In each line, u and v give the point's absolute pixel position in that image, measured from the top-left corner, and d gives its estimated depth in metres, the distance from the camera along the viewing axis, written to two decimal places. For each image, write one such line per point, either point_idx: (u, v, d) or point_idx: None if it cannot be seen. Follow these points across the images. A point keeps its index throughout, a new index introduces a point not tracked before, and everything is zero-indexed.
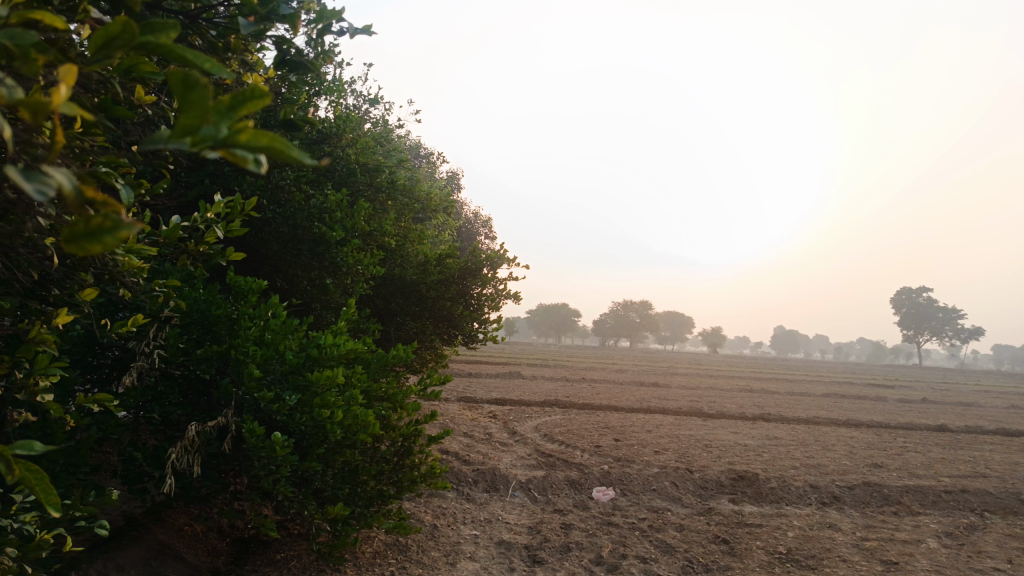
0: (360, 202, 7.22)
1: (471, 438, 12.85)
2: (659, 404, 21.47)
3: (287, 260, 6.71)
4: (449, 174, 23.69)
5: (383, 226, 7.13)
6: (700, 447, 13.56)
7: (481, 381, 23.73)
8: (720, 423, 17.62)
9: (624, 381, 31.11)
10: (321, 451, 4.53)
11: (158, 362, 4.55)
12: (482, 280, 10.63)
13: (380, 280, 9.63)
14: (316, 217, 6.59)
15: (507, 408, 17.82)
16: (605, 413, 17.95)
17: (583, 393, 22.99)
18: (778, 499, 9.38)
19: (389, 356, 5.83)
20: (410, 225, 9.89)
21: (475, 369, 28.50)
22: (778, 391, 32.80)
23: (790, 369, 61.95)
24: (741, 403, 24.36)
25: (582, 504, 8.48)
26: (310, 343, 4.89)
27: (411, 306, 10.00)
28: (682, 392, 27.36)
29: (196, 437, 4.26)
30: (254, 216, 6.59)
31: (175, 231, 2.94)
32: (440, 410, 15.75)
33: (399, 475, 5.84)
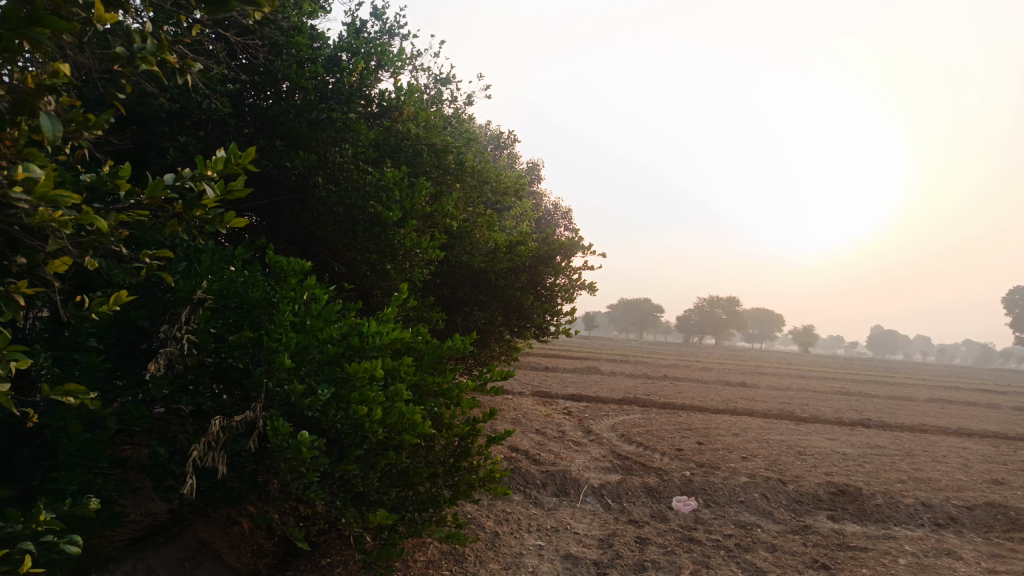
0: (421, 181, 6.71)
1: (543, 435, 12.26)
2: (746, 405, 20.25)
3: (342, 241, 6.27)
4: (529, 165, 23.11)
5: (445, 207, 6.59)
6: (792, 454, 12.49)
7: (557, 377, 23.07)
8: (814, 428, 16.36)
9: (709, 379, 29.79)
10: (359, 453, 4.00)
11: (189, 348, 4.15)
12: (555, 269, 10.06)
13: (448, 268, 9.13)
14: (372, 196, 6.11)
15: (584, 404, 17.13)
16: (688, 413, 16.97)
17: (664, 392, 21.97)
18: (884, 518, 8.35)
19: (445, 349, 5.28)
20: (480, 210, 9.35)
21: (553, 364, 27.89)
22: (877, 395, 30.66)
23: (888, 371, 58.36)
24: (837, 407, 22.77)
25: (660, 515, 7.73)
26: (352, 331, 4.38)
27: (479, 296, 9.47)
28: (772, 394, 25.90)
29: (220, 433, 3.81)
30: (308, 195, 6.17)
31: (161, 189, 2.45)
32: (514, 405, 15.23)
33: (455, 480, 5.28)
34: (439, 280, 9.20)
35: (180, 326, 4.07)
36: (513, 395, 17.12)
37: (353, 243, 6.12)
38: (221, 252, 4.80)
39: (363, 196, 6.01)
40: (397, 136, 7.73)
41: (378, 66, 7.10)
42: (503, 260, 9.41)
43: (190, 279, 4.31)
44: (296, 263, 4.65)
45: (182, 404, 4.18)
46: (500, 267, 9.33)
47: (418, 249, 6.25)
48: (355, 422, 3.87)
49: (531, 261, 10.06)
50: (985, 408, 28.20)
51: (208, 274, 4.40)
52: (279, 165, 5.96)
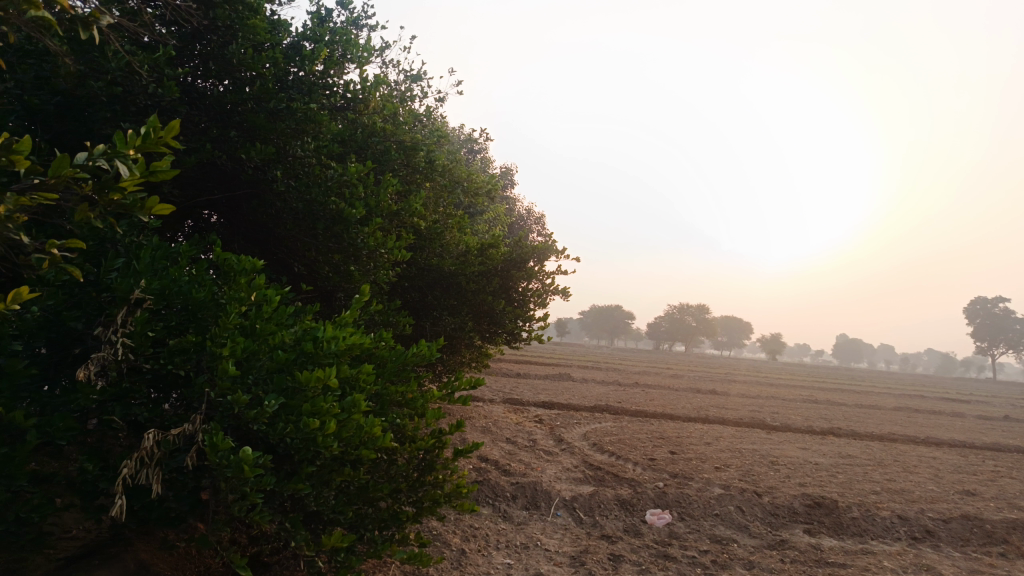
0: (387, 178, 6.36)
1: (514, 444, 11.94)
2: (717, 413, 20.13)
3: (302, 240, 5.89)
4: (503, 169, 22.85)
5: (413, 206, 6.24)
6: (765, 464, 12.32)
7: (528, 383, 22.78)
8: (786, 437, 16.28)
9: (681, 387, 29.74)
10: (311, 470, 3.64)
11: (124, 354, 3.76)
12: (528, 273, 9.76)
13: (416, 270, 8.77)
14: (334, 192, 5.75)
15: (555, 412, 16.85)
16: (659, 422, 16.78)
17: (636, 399, 21.78)
18: (861, 531, 8.18)
19: (410, 355, 4.94)
20: (451, 210, 9.01)
21: (525, 370, 27.60)
22: (845, 403, 30.88)
23: (855, 379, 59.08)
24: (807, 415, 22.80)
25: (634, 530, 7.45)
26: (306, 336, 4.02)
27: (449, 300, 9.13)
28: (743, 402, 25.91)
29: (154, 448, 3.42)
30: (265, 191, 5.78)
31: (66, 166, 2.12)
32: (484, 412, 14.89)
33: (418, 496, 4.92)
34: (407, 283, 8.83)
35: (115, 328, 3.68)
36: (483, 402, 16.78)
37: (313, 242, 5.73)
38: (165, 249, 4.41)
39: (325, 192, 5.64)
40: (364, 131, 7.37)
41: (344, 57, 6.74)
42: (474, 263, 9.08)
43: (127, 277, 3.91)
44: (248, 261, 4.29)
45: (114, 415, 3.77)
46: (471, 270, 9.00)
47: (383, 249, 5.89)
48: (307, 437, 3.51)
49: (502, 264, 9.74)
50: (950, 416, 28.54)
51: (147, 273, 4.00)
52: (235, 158, 5.57)
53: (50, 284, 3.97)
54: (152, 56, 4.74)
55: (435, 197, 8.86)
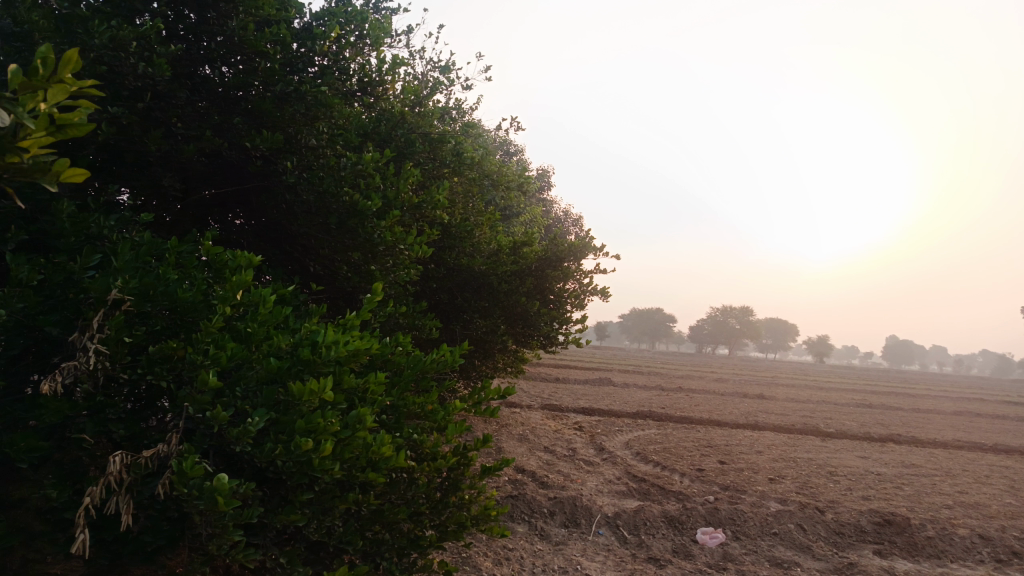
0: (408, 167, 5.83)
1: (552, 454, 11.34)
2: (767, 419, 19.21)
3: (313, 236, 5.37)
4: (540, 170, 22.31)
5: (436, 198, 5.69)
6: (822, 474, 11.50)
7: (568, 388, 22.12)
8: (842, 445, 15.34)
9: (726, 391, 28.73)
10: (306, 498, 3.10)
11: (98, 363, 3.26)
12: (564, 273, 9.18)
13: (444, 271, 8.26)
14: (348, 182, 5.23)
15: (596, 418, 16.19)
16: (706, 428, 16.00)
17: (680, 404, 20.96)
18: (938, 553, 7.36)
19: (429, 360, 4.37)
20: (481, 207, 8.47)
21: (565, 374, 26.96)
22: (901, 407, 29.45)
23: (908, 382, 56.88)
24: (863, 421, 21.69)
25: (683, 551, 6.79)
26: (305, 341, 3.47)
27: (481, 302, 8.59)
28: (793, 406, 24.86)
29: (123, 474, 2.91)
30: (274, 183, 5.30)
31: None
32: (522, 420, 14.32)
33: (441, 520, 4.35)
34: (435, 284, 8.32)
35: (89, 333, 3.18)
36: (521, 409, 16.21)
37: (326, 237, 5.21)
38: (153, 245, 3.92)
39: (338, 181, 5.12)
40: (387, 122, 6.88)
41: (362, 42, 6.26)
42: (506, 263, 8.52)
43: (105, 276, 3.43)
44: (243, 257, 3.77)
45: (86, 433, 3.27)
46: (503, 270, 8.44)
47: (403, 244, 5.35)
48: (300, 460, 2.97)
49: (537, 263, 9.16)
50: (1016, 421, 26.97)
51: (128, 271, 3.51)
52: (239, 147, 5.09)
53: (22, 285, 3.51)
54: (141, 32, 4.28)
55: (463, 192, 8.32)
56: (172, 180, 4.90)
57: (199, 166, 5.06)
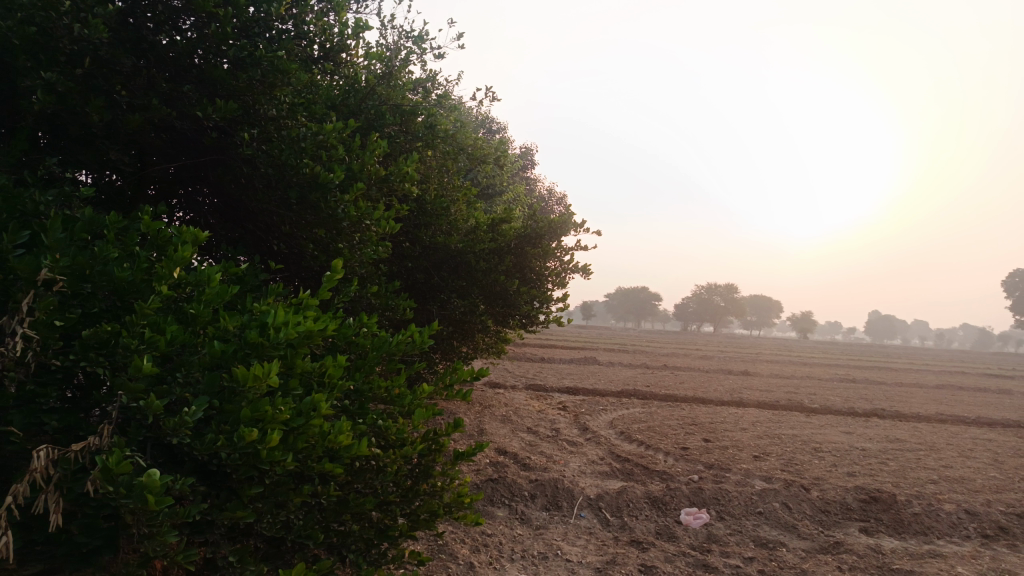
0: (375, 139, 5.53)
1: (535, 434, 11.15)
2: (752, 396, 19.15)
3: (274, 213, 5.08)
4: (522, 148, 21.94)
5: (404, 170, 5.40)
6: (807, 451, 11.41)
7: (552, 368, 21.97)
8: (827, 420, 15.29)
9: (711, 368, 28.72)
10: (255, 492, 2.85)
11: (25, 350, 2.98)
12: (544, 250, 8.92)
13: (420, 249, 7.99)
14: (309, 154, 4.93)
15: (580, 398, 16.03)
16: (691, 406, 15.89)
17: (665, 382, 20.87)
18: (924, 529, 7.25)
19: (396, 340, 4.12)
20: (457, 182, 8.18)
21: (549, 354, 26.80)
22: (884, 382, 29.57)
23: (891, 356, 57.38)
24: (847, 396, 21.71)
25: (667, 532, 6.63)
26: (254, 322, 3.20)
27: (458, 281, 8.33)
28: (778, 383, 24.86)
29: (49, 471, 2.65)
30: (231, 156, 4.99)
31: None
32: (506, 400, 14.13)
33: (412, 509, 4.12)
34: (411, 263, 8.04)
35: (18, 317, 2.86)
36: (505, 389, 16.03)
37: (287, 213, 4.93)
38: (91, 221, 3.62)
39: (298, 153, 4.82)
40: (355, 93, 6.55)
41: (325, 7, 5.93)
42: (484, 240, 8.25)
43: (32, 255, 3.13)
44: (188, 232, 3.48)
45: (14, 426, 3.00)
46: (481, 247, 8.17)
47: (370, 219, 5.07)
48: (244, 452, 2.72)
49: (516, 240, 8.90)
50: (997, 393, 27.17)
51: (59, 249, 3.21)
52: (192, 117, 4.77)
53: None
54: None
55: (438, 167, 8.02)
56: (119, 153, 4.59)
57: (149, 139, 4.74)
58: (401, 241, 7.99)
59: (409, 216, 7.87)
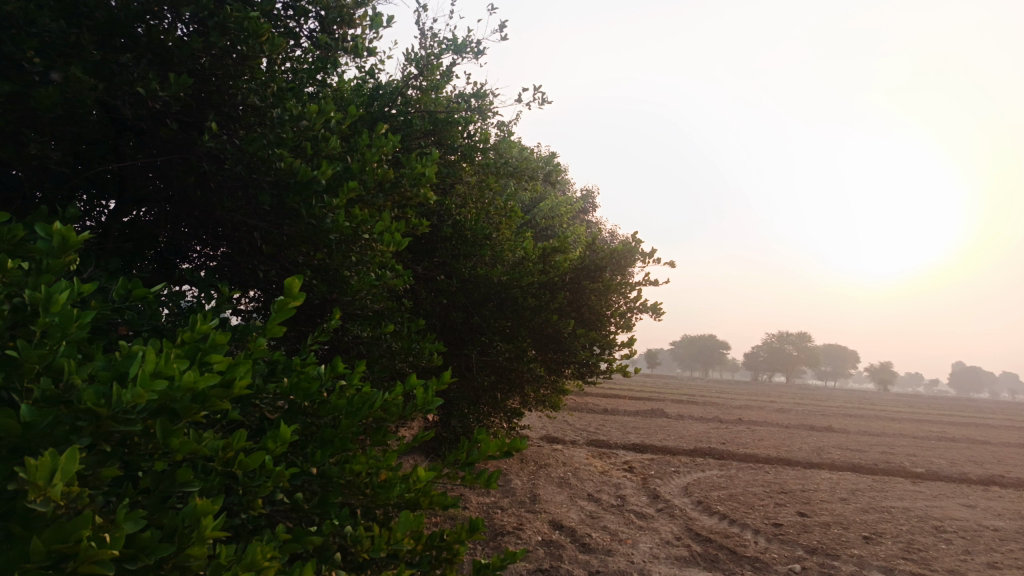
0: (384, 131, 4.28)
1: (597, 503, 9.57)
2: (844, 457, 16.94)
3: (246, 225, 3.88)
4: (585, 190, 20.70)
5: (419, 170, 4.12)
6: (928, 531, 9.41)
7: (616, 421, 20.17)
8: (941, 490, 13.09)
9: (793, 424, 26.29)
10: None
11: None
12: (605, 284, 7.52)
13: (458, 284, 6.73)
14: (288, 147, 3.72)
15: (648, 457, 14.28)
16: (776, 469, 13.94)
17: (743, 439, 18.82)
18: None
19: (382, 397, 2.78)
20: (502, 204, 6.91)
21: (614, 406, 24.95)
22: (992, 441, 26.47)
23: (988, 412, 52.75)
24: (955, 459, 19.13)
25: None
26: (113, 372, 1.89)
27: (502, 322, 7.01)
28: (872, 441, 22.35)
29: None
30: (195, 156, 3.83)
31: None
32: (564, 458, 12.57)
33: None
34: (447, 300, 6.77)
35: None
36: (563, 445, 14.43)
37: (260, 226, 3.71)
38: None
39: (273, 142, 3.61)
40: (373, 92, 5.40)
41: None
42: (533, 273, 6.92)
43: None
44: (55, 232, 2.26)
45: None
46: (529, 281, 6.84)
47: (369, 231, 3.79)
48: None
49: (573, 273, 7.57)
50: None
51: None
52: (138, 102, 3.63)
53: None
54: None
55: (480, 185, 6.76)
56: (42, 145, 3.50)
57: (84, 128, 3.62)
58: (436, 275, 6.74)
59: (445, 244, 6.63)
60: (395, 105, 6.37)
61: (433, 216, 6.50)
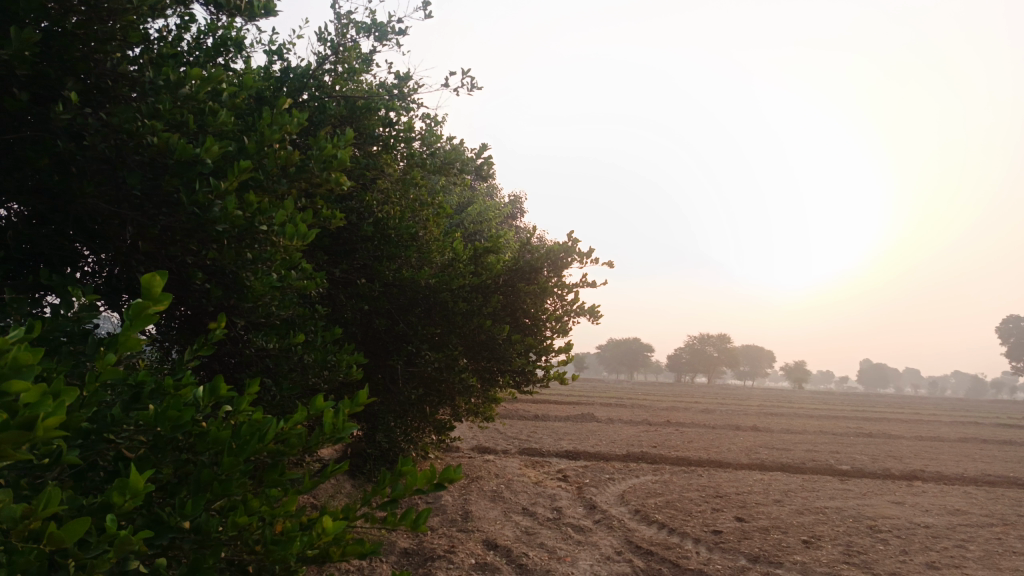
0: (288, 106, 3.58)
1: (533, 517, 9.09)
2: (772, 456, 17.07)
3: (114, 217, 3.15)
4: (512, 195, 20.25)
5: (330, 151, 3.49)
6: (864, 532, 9.36)
7: (546, 427, 19.77)
8: (869, 487, 13.24)
9: (720, 424, 26.60)
10: None
11: None
12: (540, 286, 7.06)
13: (381, 288, 6.14)
14: (164, 118, 3.01)
15: (582, 464, 13.90)
16: (709, 472, 13.81)
17: (674, 442, 18.76)
18: None
19: (276, 426, 2.19)
20: (428, 200, 6.35)
21: (544, 411, 24.58)
22: (904, 435, 27.52)
23: (896, 406, 55.32)
24: (875, 454, 19.64)
25: None
26: None
27: (431, 328, 6.44)
28: (795, 439, 22.78)
29: None
30: (45, 132, 3.06)
31: None
32: (496, 470, 12.03)
33: None
34: (368, 306, 6.15)
35: None
36: (494, 456, 13.88)
37: (131, 217, 3.01)
38: None
39: (144, 111, 2.93)
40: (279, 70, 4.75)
41: None
42: (464, 275, 6.39)
43: None
44: None
45: None
46: (460, 284, 6.30)
47: (268, 221, 3.14)
48: None
49: (505, 275, 7.08)
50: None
51: None
52: None
53: None
54: None
55: (405, 178, 6.17)
56: None
57: None
58: (356, 278, 6.12)
59: (366, 244, 6.01)
60: (306, 89, 5.73)
61: (351, 213, 5.86)
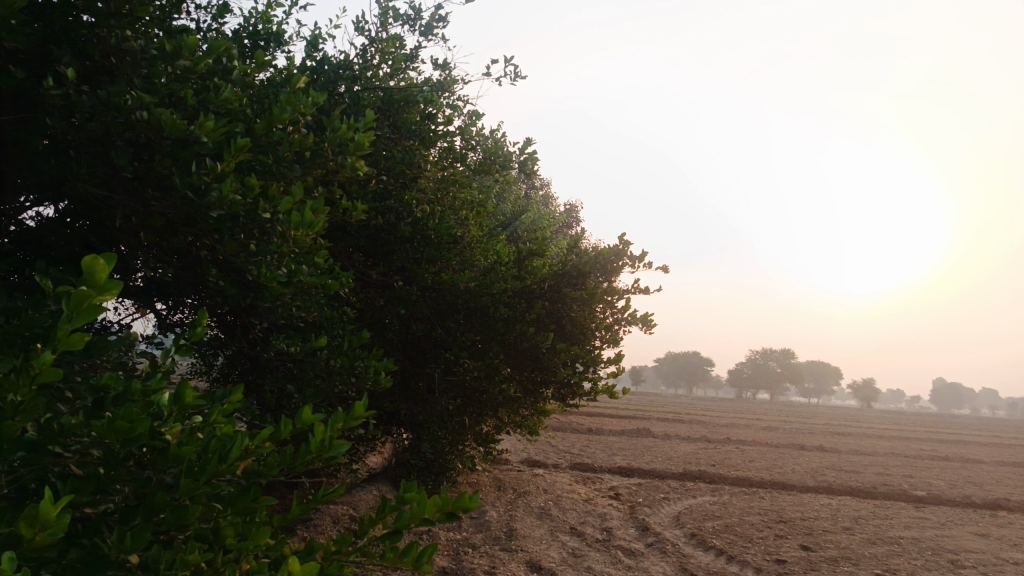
0: (305, 87, 3.29)
1: (581, 537, 8.61)
2: (841, 479, 16.08)
3: (110, 204, 2.90)
4: (568, 205, 19.84)
5: (347, 135, 3.17)
6: (945, 567, 8.54)
7: (600, 441, 19.17)
8: (948, 516, 12.25)
9: (784, 443, 25.44)
10: None
11: None
12: (589, 293, 6.63)
13: (419, 292, 5.82)
14: (160, 95, 2.74)
15: (636, 482, 13.31)
16: (771, 494, 13.04)
17: (734, 460, 17.93)
18: None
19: (244, 443, 1.83)
20: (471, 200, 6.01)
21: (600, 425, 23.94)
22: (985, 460, 25.77)
23: (975, 428, 52.29)
24: (954, 480, 18.33)
25: None
26: None
27: (471, 336, 6.08)
28: (865, 461, 21.52)
29: None
30: (38, 111, 2.83)
31: None
32: (546, 485, 11.58)
33: None
34: (405, 311, 5.83)
35: None
36: (545, 470, 13.43)
37: (123, 202, 2.74)
38: None
39: (137, 85, 2.67)
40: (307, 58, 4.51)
41: None
42: (507, 279, 6.02)
43: None
44: None
45: None
46: (502, 289, 5.92)
47: (273, 208, 2.83)
48: None
49: (552, 281, 6.69)
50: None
51: None
52: None
53: None
54: None
55: (445, 176, 5.85)
56: None
57: None
58: (393, 281, 5.82)
59: (405, 246, 5.71)
60: (343, 83, 5.48)
61: (389, 213, 5.55)
